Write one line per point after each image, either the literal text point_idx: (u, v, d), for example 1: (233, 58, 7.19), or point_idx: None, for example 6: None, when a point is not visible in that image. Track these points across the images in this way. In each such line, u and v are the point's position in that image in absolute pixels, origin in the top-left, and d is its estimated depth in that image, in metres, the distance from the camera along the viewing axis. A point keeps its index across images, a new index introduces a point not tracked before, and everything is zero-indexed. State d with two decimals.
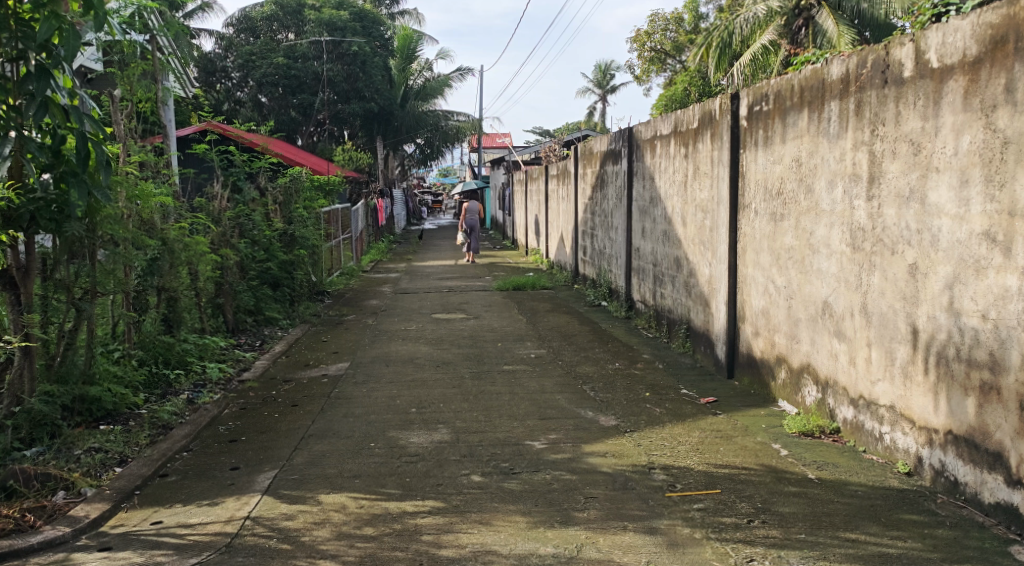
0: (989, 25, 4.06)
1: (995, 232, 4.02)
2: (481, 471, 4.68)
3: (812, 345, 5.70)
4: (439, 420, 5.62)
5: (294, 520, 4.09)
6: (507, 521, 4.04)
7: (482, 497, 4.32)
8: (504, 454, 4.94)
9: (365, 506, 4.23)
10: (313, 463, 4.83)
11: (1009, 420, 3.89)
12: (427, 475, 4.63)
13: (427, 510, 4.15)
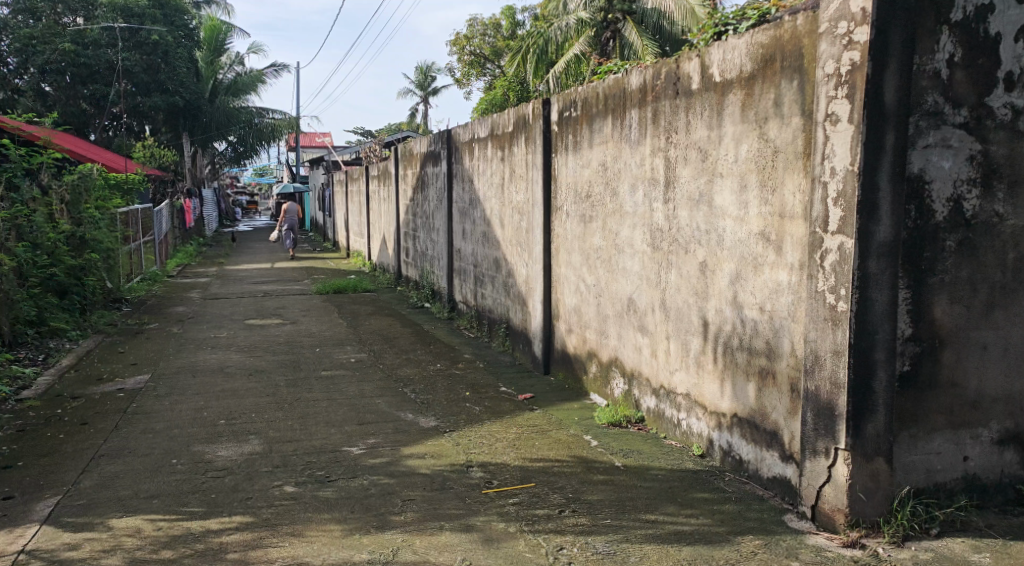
0: (760, 44, 4.47)
1: (769, 233, 4.43)
2: (295, 481, 4.65)
3: (619, 339, 6.04)
4: (250, 431, 5.51)
5: (78, 550, 3.90)
6: (320, 531, 4.04)
7: (294, 508, 4.30)
8: (320, 462, 4.93)
9: (164, 527, 4.10)
10: (106, 486, 4.61)
11: (783, 401, 4.31)
12: (235, 489, 4.54)
13: (233, 527, 4.08)
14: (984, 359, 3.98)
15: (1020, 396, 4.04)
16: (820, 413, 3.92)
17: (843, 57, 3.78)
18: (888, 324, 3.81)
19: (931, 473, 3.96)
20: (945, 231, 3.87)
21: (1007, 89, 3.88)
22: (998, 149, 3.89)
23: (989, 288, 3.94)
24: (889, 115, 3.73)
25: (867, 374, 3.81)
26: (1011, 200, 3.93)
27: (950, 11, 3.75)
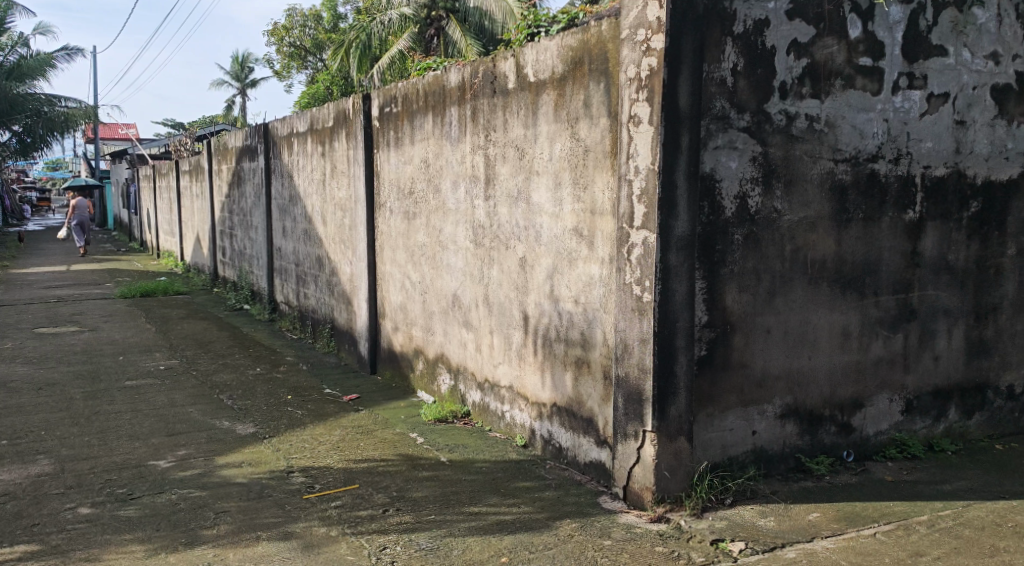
0: (570, 47, 4.66)
1: (581, 229, 4.63)
2: (91, 501, 4.42)
3: (444, 335, 6.12)
4: (39, 451, 5.17)
5: None
6: (122, 553, 3.87)
7: (91, 531, 4.09)
8: (121, 480, 4.70)
9: None
10: None
11: (597, 389, 4.53)
12: (20, 516, 4.26)
13: (19, 557, 3.84)
14: (768, 342, 4.35)
15: (799, 374, 4.45)
16: (629, 398, 4.17)
17: (642, 63, 4.02)
18: (687, 313, 4.09)
19: (725, 448, 4.30)
20: (733, 226, 4.20)
21: (782, 97, 4.26)
22: (775, 151, 4.27)
23: (770, 277, 4.32)
24: (683, 118, 4.01)
25: (669, 359, 4.08)
26: (787, 197, 4.32)
27: (732, 24, 4.07)
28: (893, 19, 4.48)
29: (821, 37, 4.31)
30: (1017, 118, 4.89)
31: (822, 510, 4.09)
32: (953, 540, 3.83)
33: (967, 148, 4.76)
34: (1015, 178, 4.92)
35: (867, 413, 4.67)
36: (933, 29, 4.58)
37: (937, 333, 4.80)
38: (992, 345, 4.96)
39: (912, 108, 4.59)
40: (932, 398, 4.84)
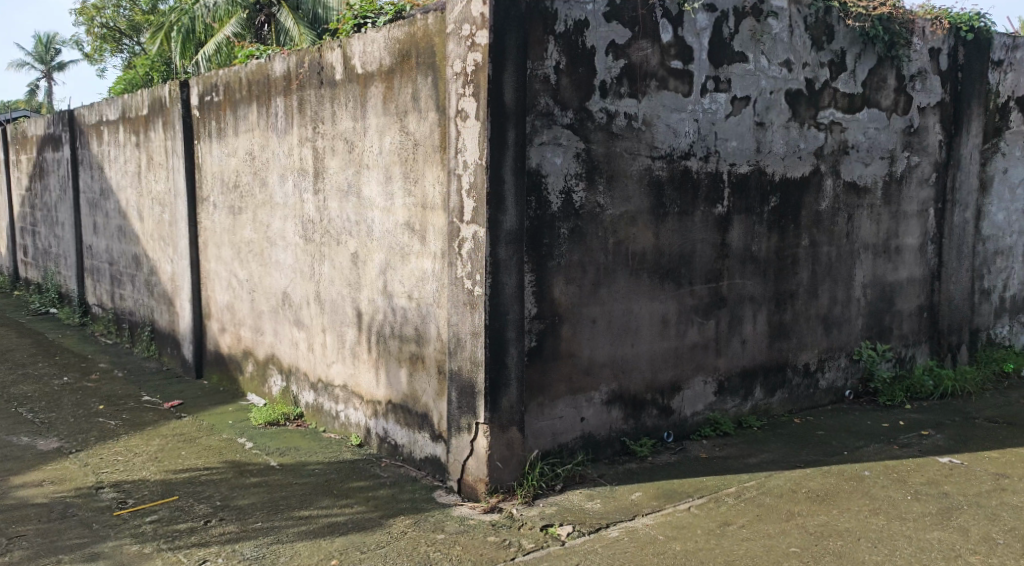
0: (396, 40, 4.64)
1: (413, 223, 4.62)
2: None
3: (274, 335, 5.96)
4: None
5: None
6: None
7: None
8: None
9: None
10: None
11: (431, 383, 4.55)
12: None
13: None
14: (594, 332, 4.52)
15: (622, 361, 4.65)
16: (462, 392, 4.22)
17: (468, 58, 4.06)
18: (517, 305, 4.19)
19: (556, 436, 4.43)
20: (559, 220, 4.33)
21: (602, 95, 4.42)
22: (597, 148, 4.43)
23: (595, 269, 4.48)
24: (509, 113, 4.08)
25: (500, 351, 4.16)
26: (609, 192, 4.50)
27: (554, 23, 4.19)
28: (700, 25, 4.76)
29: (636, 40, 4.52)
30: (808, 120, 5.29)
31: (644, 489, 4.30)
32: (756, 508, 4.13)
33: (766, 147, 5.12)
34: (807, 175, 5.32)
35: (684, 395, 4.94)
36: (735, 36, 4.90)
37: (744, 319, 5.15)
38: (791, 328, 5.36)
39: (719, 110, 4.90)
40: (741, 378, 5.18)
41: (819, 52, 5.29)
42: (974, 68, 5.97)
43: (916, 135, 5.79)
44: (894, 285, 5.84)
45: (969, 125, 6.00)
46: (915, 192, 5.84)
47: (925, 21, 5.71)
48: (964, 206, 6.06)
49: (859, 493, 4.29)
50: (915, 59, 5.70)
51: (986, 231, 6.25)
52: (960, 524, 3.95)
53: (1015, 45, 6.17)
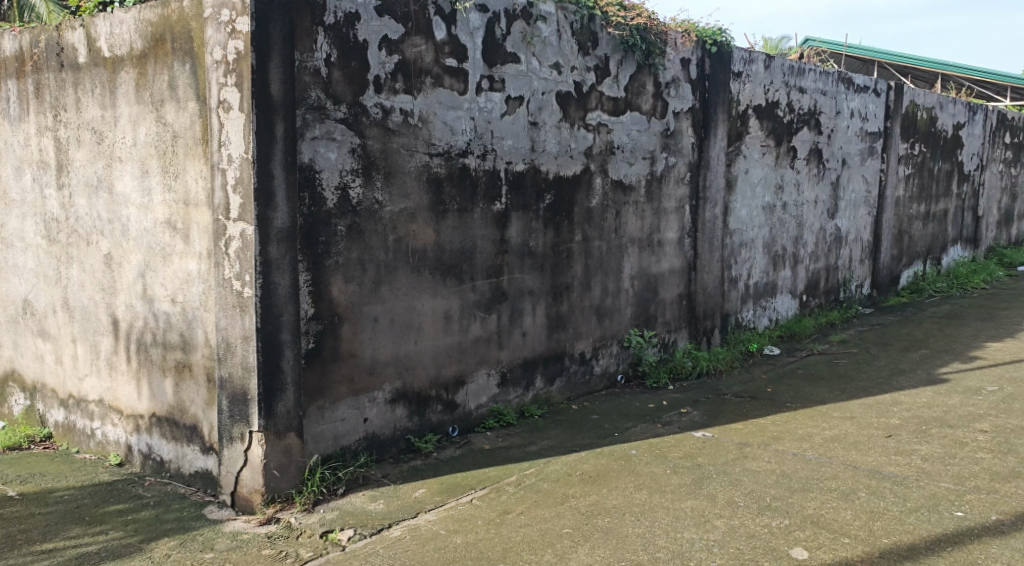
0: (148, 22, 4.29)
1: (174, 221, 4.30)
2: None
3: (14, 348, 5.35)
4: None
5: None
6: None
7: None
8: None
9: None
10: None
11: (199, 393, 4.27)
12: None
13: None
14: (375, 331, 4.43)
15: (405, 359, 4.59)
16: (234, 399, 3.99)
17: (228, 45, 3.84)
18: (292, 306, 4.01)
19: (337, 439, 4.30)
20: (335, 217, 4.19)
21: (376, 91, 4.33)
22: (373, 143, 4.34)
23: (375, 267, 4.39)
24: (277, 106, 3.90)
25: (275, 354, 3.97)
26: (387, 189, 4.42)
27: (323, 14, 4.05)
28: (472, 25, 4.80)
29: (410, 36, 4.47)
30: (578, 121, 5.49)
31: (427, 485, 4.27)
32: (533, 494, 4.22)
33: (540, 146, 5.25)
34: (578, 174, 5.51)
35: (468, 389, 4.97)
36: (507, 37, 4.99)
37: (524, 312, 5.25)
38: (567, 320, 5.54)
39: (494, 109, 4.96)
40: (522, 369, 5.29)
41: (585, 57, 5.49)
42: (718, 77, 6.46)
43: (672, 137, 6.17)
44: (657, 276, 6.20)
45: (715, 129, 6.48)
46: (673, 190, 6.23)
47: (676, 33, 6.10)
48: (713, 203, 6.55)
49: (625, 471, 4.50)
50: (669, 67, 6.06)
51: (732, 225, 6.79)
52: (709, 492, 4.25)
53: (751, 58, 6.75)
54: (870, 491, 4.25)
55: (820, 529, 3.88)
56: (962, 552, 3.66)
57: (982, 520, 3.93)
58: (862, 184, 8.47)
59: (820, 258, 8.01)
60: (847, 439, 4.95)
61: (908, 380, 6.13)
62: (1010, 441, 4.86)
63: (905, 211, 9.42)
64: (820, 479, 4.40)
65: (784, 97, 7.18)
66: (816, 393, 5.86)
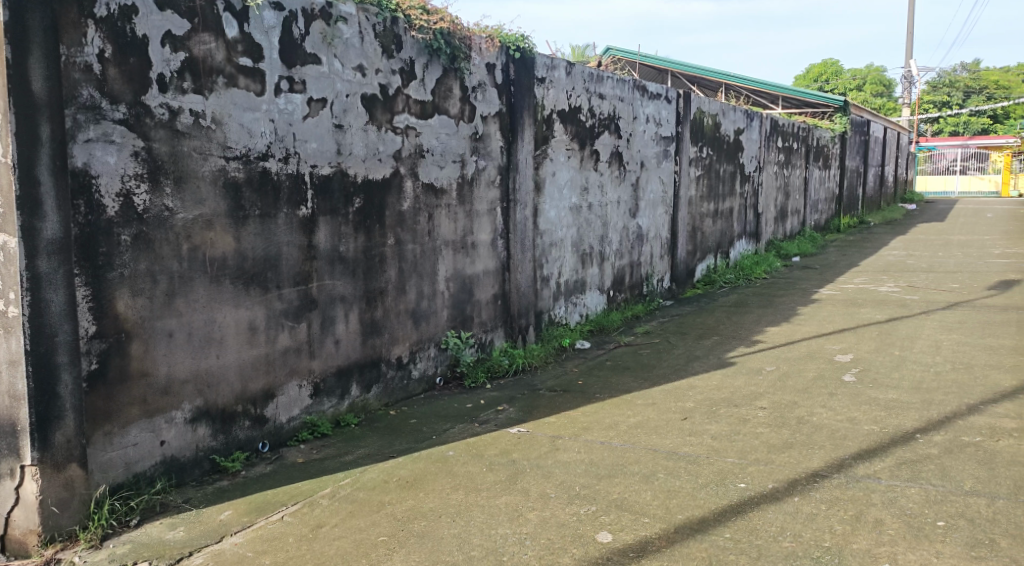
0: None
1: None
2: None
3: None
4: None
5: None
6: None
7: None
8: None
9: None
10: None
11: None
12: None
13: None
14: (171, 346, 4.13)
15: (206, 375, 4.32)
16: (2, 431, 3.62)
17: None
18: (69, 323, 3.68)
19: (129, 465, 3.99)
20: (118, 226, 3.89)
21: (161, 90, 4.05)
22: (160, 146, 4.05)
23: (167, 278, 4.10)
24: (41, 105, 3.57)
25: (50, 378, 3.62)
26: (178, 195, 4.14)
27: (93, 6, 3.74)
28: (267, 23, 4.58)
29: (196, 32, 4.21)
30: (385, 124, 5.37)
31: (234, 506, 4.05)
32: (348, 505, 4.09)
33: (346, 149, 5.10)
34: (387, 177, 5.40)
35: (278, 401, 4.75)
36: (305, 37, 4.81)
37: (335, 319, 5.08)
38: (382, 325, 5.42)
39: (295, 111, 4.77)
40: (336, 378, 5.12)
41: (390, 60, 5.38)
42: (523, 83, 6.52)
43: (480, 141, 6.17)
44: (471, 278, 6.19)
45: (522, 133, 6.55)
46: (484, 193, 6.23)
47: (480, 38, 6.07)
48: (523, 205, 6.62)
49: (442, 473, 4.45)
50: (475, 72, 6.05)
51: (542, 225, 6.91)
52: (523, 486, 4.28)
53: (553, 64, 6.87)
54: (667, 471, 4.44)
55: (623, 512, 4.02)
56: (744, 520, 3.92)
57: (762, 489, 4.22)
58: (658, 185, 8.89)
59: (624, 255, 8.33)
60: (648, 424, 5.14)
61: (702, 365, 6.48)
62: (786, 414, 5.23)
63: (697, 210, 9.99)
64: (623, 464, 4.55)
65: (586, 103, 7.37)
66: (621, 383, 6.06)
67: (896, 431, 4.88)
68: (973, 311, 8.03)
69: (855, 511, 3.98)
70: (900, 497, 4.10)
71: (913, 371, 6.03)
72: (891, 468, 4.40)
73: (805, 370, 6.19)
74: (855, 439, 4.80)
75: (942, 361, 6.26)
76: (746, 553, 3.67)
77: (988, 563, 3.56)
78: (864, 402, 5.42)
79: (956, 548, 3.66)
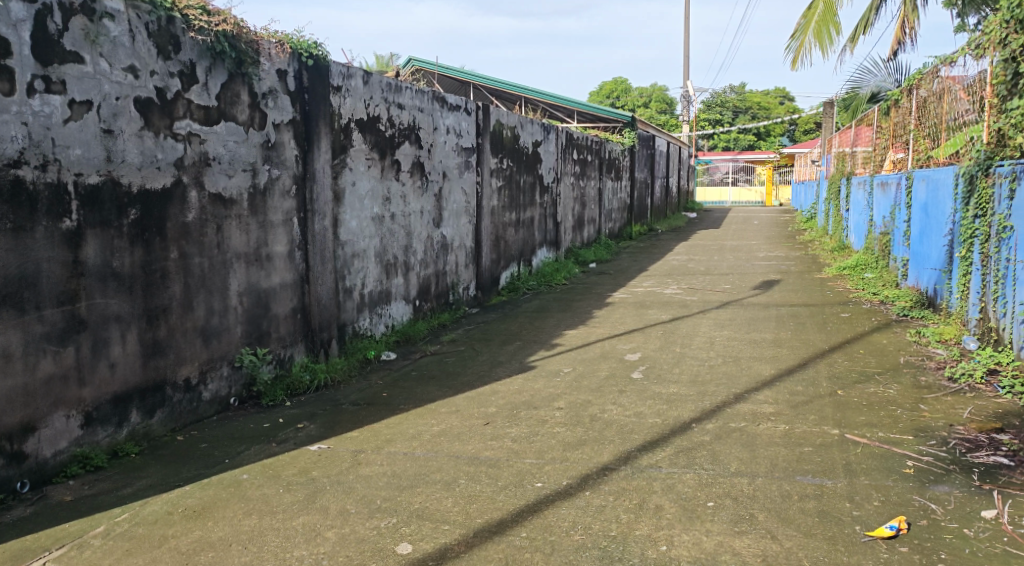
0: None
1: None
2: None
3: None
4: None
5: None
6: None
7: None
8: None
9: None
10: None
11: None
12: None
13: None
14: None
15: None
16: None
17: None
18: None
19: None
20: None
21: None
22: None
23: None
24: None
25: None
26: None
27: None
28: (16, 16, 4.19)
29: None
30: (163, 130, 5.00)
31: None
32: (123, 543, 3.80)
33: (118, 156, 4.70)
34: (167, 187, 5.02)
35: (41, 435, 4.33)
36: (64, 34, 4.41)
37: (110, 341, 4.66)
38: (166, 344, 5.02)
39: (53, 113, 4.37)
40: (112, 405, 4.69)
41: (166, 61, 5.01)
42: (318, 90, 6.24)
43: (273, 149, 5.85)
44: (267, 292, 5.86)
45: (319, 141, 6.28)
46: (279, 203, 5.92)
47: (268, 43, 5.76)
48: (322, 215, 6.36)
49: (234, 498, 4.18)
50: (264, 77, 5.73)
51: (343, 236, 6.69)
52: (322, 504, 4.11)
53: (349, 72, 6.64)
54: (468, 477, 4.40)
55: (424, 521, 3.97)
56: (539, 519, 3.99)
57: (557, 486, 4.29)
58: (460, 196, 8.89)
59: (429, 265, 8.25)
60: (451, 432, 5.09)
61: (504, 370, 6.52)
62: (580, 413, 5.35)
63: (499, 219, 10.09)
64: (426, 473, 4.46)
65: (384, 113, 7.21)
66: (426, 392, 5.98)
67: (674, 422, 5.11)
68: (741, 308, 8.62)
69: (637, 499, 4.13)
70: (677, 483, 4.29)
71: (691, 366, 6.37)
72: (670, 457, 4.60)
73: (598, 370, 6.38)
74: (641, 432, 4.97)
75: (715, 355, 6.65)
76: (540, 551, 3.76)
77: (747, 536, 3.80)
78: (649, 397, 5.64)
79: (722, 525, 3.89)
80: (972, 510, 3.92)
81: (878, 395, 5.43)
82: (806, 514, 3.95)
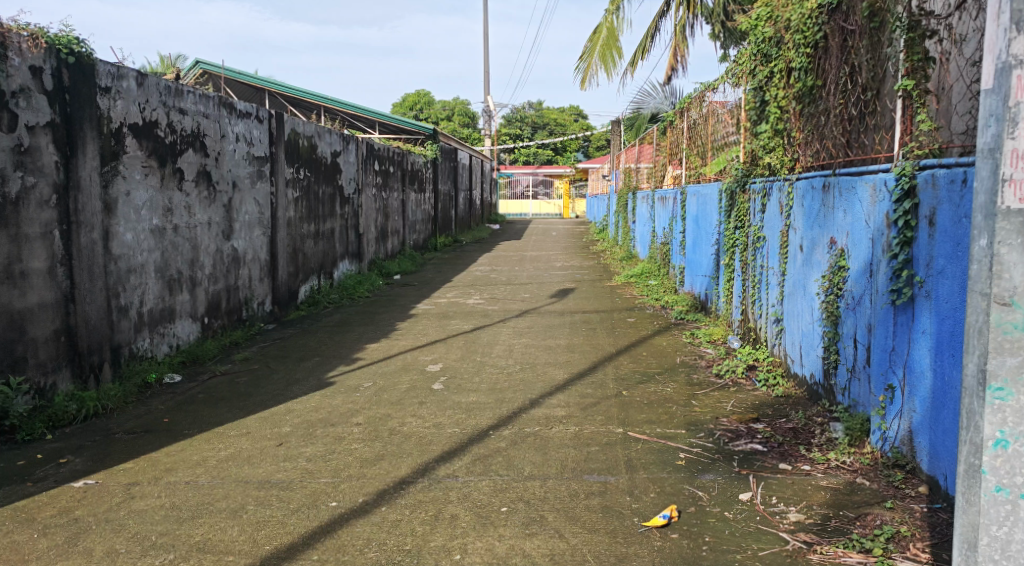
0: None
1: None
2: None
3: None
4: None
5: None
6: None
7: None
8: None
9: None
10: None
11: None
12: None
13: None
14: None
15: None
16: None
17: None
18: None
19: None
20: None
21: None
22: None
23: None
24: None
25: None
26: None
27: None
28: None
29: None
30: None
31: None
32: None
33: None
34: None
35: None
36: None
37: None
38: None
39: None
40: None
41: None
42: (81, 91, 5.81)
43: (27, 154, 5.37)
44: (22, 312, 5.35)
45: (84, 146, 5.83)
46: (36, 214, 5.43)
47: (19, 36, 5.29)
48: (89, 227, 5.91)
49: None
50: (13, 74, 5.25)
51: (115, 250, 6.23)
52: (86, 546, 3.82)
53: (119, 73, 6.23)
54: (257, 502, 4.22)
55: (205, 554, 3.76)
56: (332, 539, 3.89)
57: (352, 504, 4.20)
58: (253, 207, 8.56)
59: (218, 280, 7.86)
60: (240, 455, 4.87)
61: (301, 388, 6.32)
62: (379, 427, 5.28)
63: (296, 231, 9.81)
64: (209, 502, 4.23)
65: (163, 118, 6.82)
66: (214, 415, 5.69)
67: (472, 430, 5.16)
68: (539, 316, 8.86)
69: (433, 510, 4.12)
70: (472, 490, 4.33)
71: (490, 374, 6.45)
72: (466, 465, 4.63)
73: (399, 383, 6.32)
74: (439, 443, 4.97)
75: (513, 362, 6.79)
76: None
77: (536, 538, 3.88)
78: (448, 407, 5.66)
79: (514, 529, 3.95)
80: (732, 495, 4.21)
81: (657, 393, 5.75)
82: (591, 510, 4.10)
